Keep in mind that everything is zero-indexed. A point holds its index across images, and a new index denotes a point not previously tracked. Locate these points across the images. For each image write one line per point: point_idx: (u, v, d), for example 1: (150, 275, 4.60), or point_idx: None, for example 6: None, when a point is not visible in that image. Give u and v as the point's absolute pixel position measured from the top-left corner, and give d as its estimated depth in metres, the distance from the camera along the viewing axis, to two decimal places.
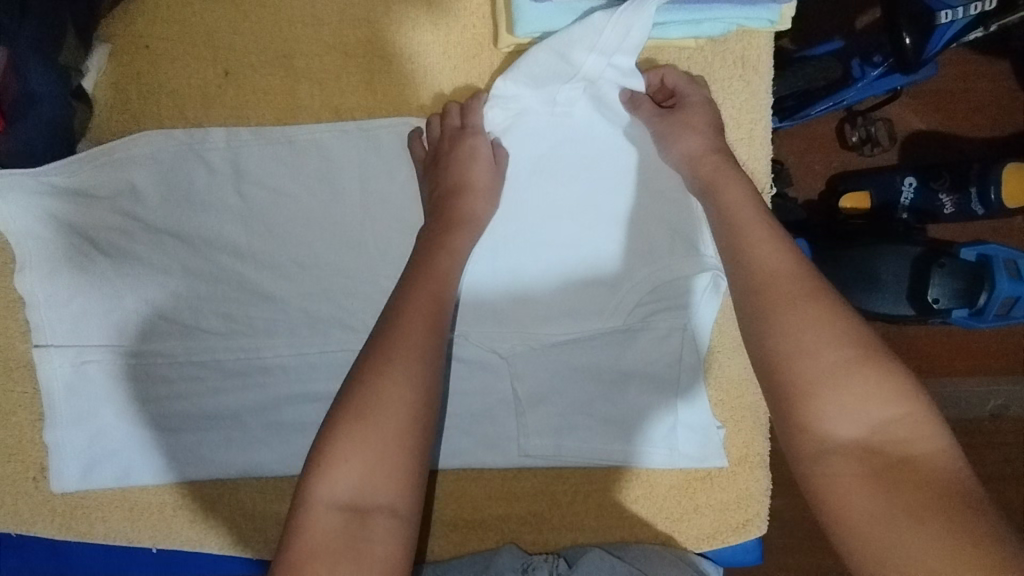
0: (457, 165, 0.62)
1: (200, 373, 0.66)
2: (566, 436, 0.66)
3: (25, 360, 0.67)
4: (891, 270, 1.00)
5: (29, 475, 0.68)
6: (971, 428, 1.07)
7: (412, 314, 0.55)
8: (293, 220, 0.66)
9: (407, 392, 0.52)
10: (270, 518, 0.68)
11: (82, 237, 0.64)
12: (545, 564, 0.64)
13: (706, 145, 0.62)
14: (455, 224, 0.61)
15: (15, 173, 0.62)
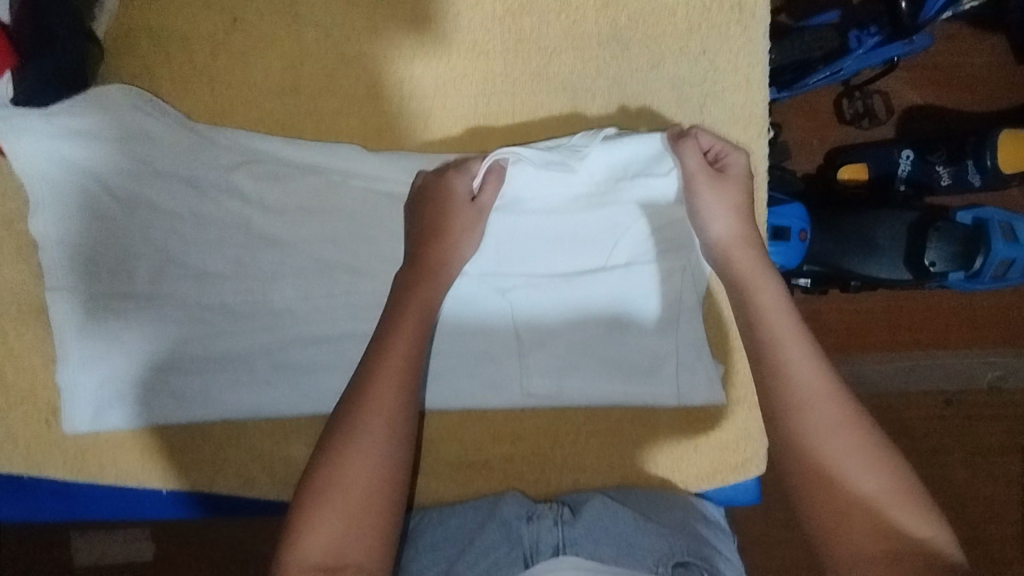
0: (442, 210, 0.63)
1: (208, 315, 0.68)
2: (570, 375, 0.68)
3: (38, 303, 0.69)
4: (886, 233, 1.01)
5: (41, 418, 0.69)
6: (968, 397, 1.08)
7: (380, 376, 0.57)
8: (298, 182, 0.67)
9: (371, 456, 0.55)
10: (279, 459, 0.70)
11: (94, 188, 0.66)
12: (549, 513, 0.63)
13: (741, 230, 0.64)
14: (434, 275, 0.63)
15: (30, 114, 0.64)
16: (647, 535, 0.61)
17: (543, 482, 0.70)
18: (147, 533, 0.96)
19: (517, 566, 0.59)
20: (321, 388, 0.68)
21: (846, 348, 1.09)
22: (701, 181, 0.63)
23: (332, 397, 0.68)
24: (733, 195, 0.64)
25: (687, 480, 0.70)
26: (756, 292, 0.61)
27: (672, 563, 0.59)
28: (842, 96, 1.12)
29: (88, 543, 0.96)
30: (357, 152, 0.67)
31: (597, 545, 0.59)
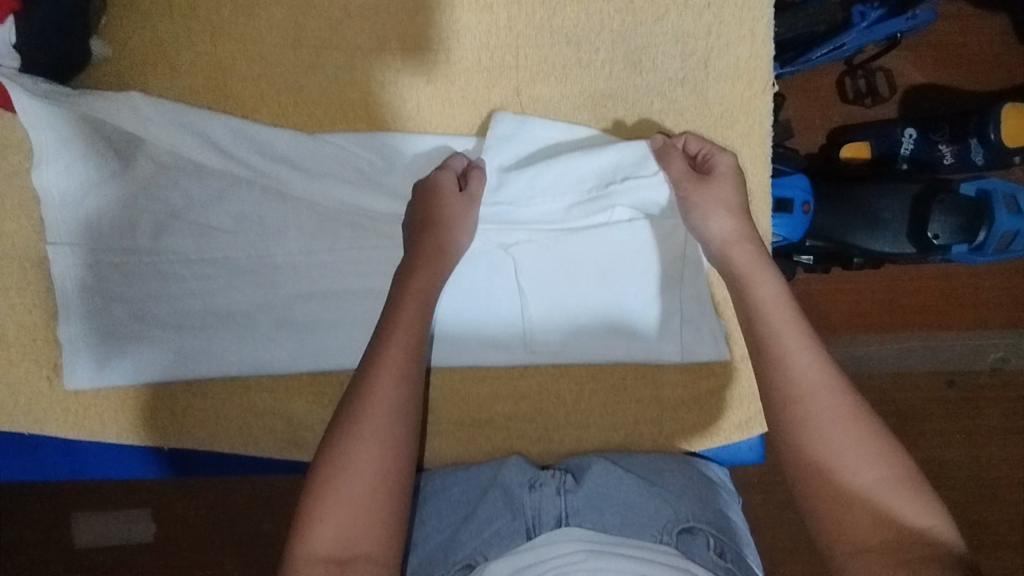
0: (430, 206, 0.63)
1: (211, 271, 0.68)
2: (577, 333, 0.68)
3: (40, 258, 0.68)
4: (889, 208, 0.98)
5: (42, 374, 0.69)
6: (970, 380, 1.05)
7: (381, 368, 0.57)
8: (300, 153, 0.66)
9: (376, 446, 0.55)
10: (280, 417, 0.70)
11: (93, 148, 0.66)
12: (552, 481, 0.63)
13: (735, 228, 0.64)
14: (432, 267, 0.63)
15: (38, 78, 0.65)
16: (651, 502, 0.61)
17: (544, 441, 0.70)
18: (149, 514, 0.96)
19: (520, 535, 0.59)
20: (323, 343, 0.68)
21: (848, 326, 1.06)
22: (686, 188, 0.64)
23: (335, 352, 0.68)
24: (724, 196, 0.64)
25: (689, 438, 0.70)
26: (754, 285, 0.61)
27: (678, 529, 0.60)
28: (845, 76, 1.10)
29: (89, 524, 0.96)
30: (349, 149, 0.66)
31: (600, 515, 0.60)
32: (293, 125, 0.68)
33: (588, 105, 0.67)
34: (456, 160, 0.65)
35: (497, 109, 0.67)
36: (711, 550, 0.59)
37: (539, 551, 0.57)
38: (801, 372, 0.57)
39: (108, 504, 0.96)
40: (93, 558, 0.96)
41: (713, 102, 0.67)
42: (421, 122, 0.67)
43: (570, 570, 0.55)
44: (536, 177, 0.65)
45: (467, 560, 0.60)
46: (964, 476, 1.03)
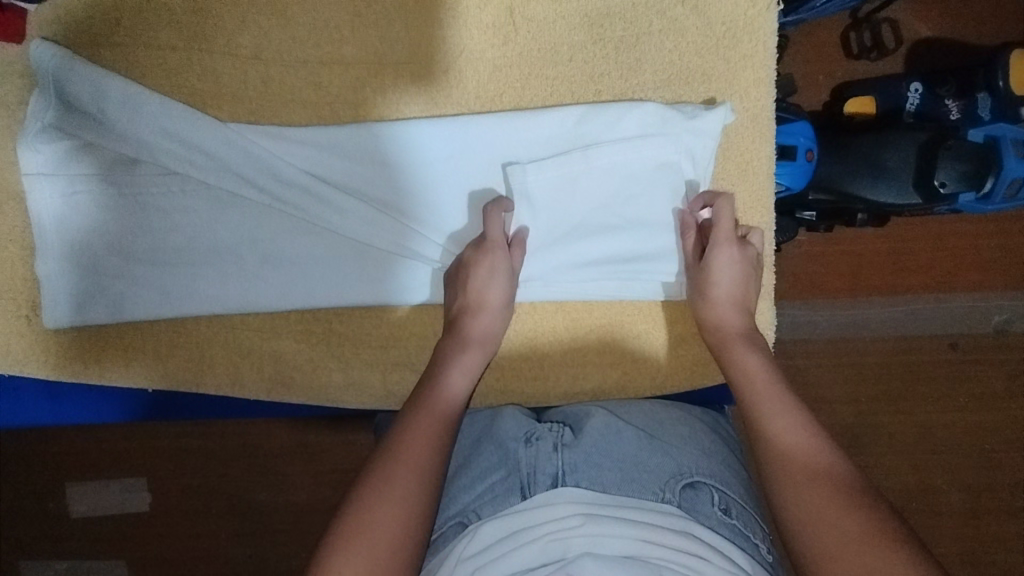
0: (475, 283, 0.61)
1: (194, 204, 0.65)
2: (581, 273, 0.65)
3: (16, 190, 0.66)
4: (897, 155, 0.85)
5: (21, 313, 0.67)
6: (974, 344, 0.97)
7: (407, 448, 0.52)
8: (329, 174, 0.64)
9: (393, 513, 0.49)
10: (267, 355, 0.67)
11: (79, 104, 0.62)
12: (549, 436, 0.59)
13: (731, 316, 0.62)
14: (467, 343, 0.61)
15: (47, 45, 0.62)
16: (652, 457, 0.58)
17: (541, 383, 0.68)
18: (143, 485, 0.94)
19: (515, 493, 0.55)
20: (312, 283, 0.65)
21: (851, 290, 0.97)
22: (696, 272, 0.63)
23: (325, 291, 0.65)
24: (728, 285, 0.62)
25: (689, 376, 0.68)
26: (740, 366, 0.59)
27: (680, 486, 0.56)
28: (850, 28, 0.98)
29: (79, 496, 0.95)
30: (390, 170, 0.64)
31: (599, 472, 0.56)
32: (277, 48, 0.65)
33: (584, 25, 0.64)
34: (493, 228, 0.61)
35: (488, 31, 0.64)
36: (715, 506, 0.56)
37: (531, 514, 0.52)
38: (791, 452, 0.52)
39: (99, 477, 0.94)
40: (87, 528, 0.95)
41: (714, 22, 0.64)
42: (412, 45, 0.64)
43: (564, 535, 0.50)
44: (563, 268, 0.65)
45: (459, 517, 0.57)
46: (969, 444, 0.96)
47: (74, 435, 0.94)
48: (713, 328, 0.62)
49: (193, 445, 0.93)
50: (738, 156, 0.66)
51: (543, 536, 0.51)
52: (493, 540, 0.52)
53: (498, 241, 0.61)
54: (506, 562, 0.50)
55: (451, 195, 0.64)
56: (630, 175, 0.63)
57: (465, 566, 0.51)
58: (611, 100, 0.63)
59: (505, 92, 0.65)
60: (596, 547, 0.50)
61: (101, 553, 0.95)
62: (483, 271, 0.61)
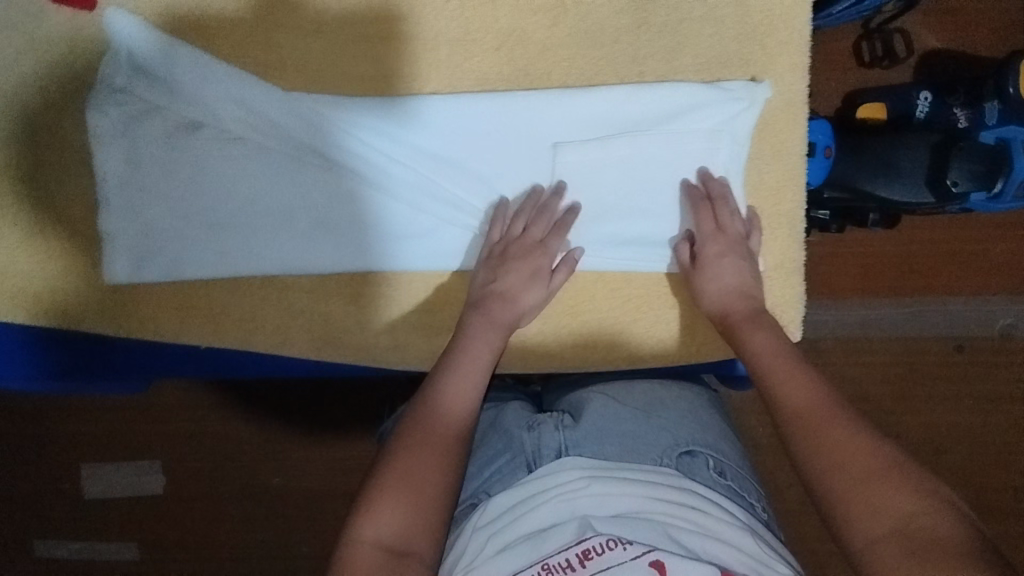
0: (516, 282, 0.64)
1: (252, 169, 0.68)
2: (620, 244, 0.68)
3: (82, 153, 0.69)
4: (910, 155, 0.89)
5: (82, 270, 0.70)
6: (978, 347, 1.00)
7: (443, 398, 0.58)
8: (384, 140, 0.67)
9: (438, 453, 0.54)
10: (317, 317, 0.70)
11: (150, 70, 0.66)
12: (549, 420, 0.63)
13: (744, 283, 0.65)
14: (502, 324, 0.64)
15: (124, 13, 0.66)
16: (651, 430, 0.62)
17: (575, 356, 0.70)
18: (158, 467, 0.96)
19: (521, 469, 0.59)
20: (361, 246, 0.68)
21: (861, 290, 1.01)
22: (710, 246, 0.65)
23: (376, 254, 0.68)
24: (737, 262, 0.65)
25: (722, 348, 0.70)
26: (756, 346, 0.61)
27: (678, 452, 0.61)
28: (861, 39, 1.02)
29: (95, 476, 0.97)
30: (444, 139, 0.67)
31: (601, 447, 0.60)
32: (336, 22, 0.67)
33: (630, 9, 0.67)
34: (551, 242, 0.66)
35: (539, 12, 0.67)
36: (710, 469, 0.61)
37: (543, 480, 0.57)
38: (824, 433, 0.52)
39: (113, 460, 0.97)
40: (100, 509, 0.97)
41: (753, 9, 0.67)
42: (465, 24, 0.67)
43: (573, 496, 0.55)
44: (601, 249, 0.68)
45: (472, 498, 0.61)
46: (970, 444, 1.00)
47: (91, 417, 0.97)
48: (718, 314, 0.65)
49: (211, 427, 0.96)
50: (775, 135, 0.68)
51: (554, 498, 0.55)
52: (505, 508, 0.56)
53: (552, 253, 0.65)
54: (522, 524, 0.54)
55: (501, 161, 0.67)
56: (669, 139, 0.66)
57: (481, 533, 0.55)
58: (652, 80, 0.67)
59: (552, 70, 0.67)
60: (602, 506, 0.54)
61: (112, 536, 0.97)
62: (525, 272, 0.65)
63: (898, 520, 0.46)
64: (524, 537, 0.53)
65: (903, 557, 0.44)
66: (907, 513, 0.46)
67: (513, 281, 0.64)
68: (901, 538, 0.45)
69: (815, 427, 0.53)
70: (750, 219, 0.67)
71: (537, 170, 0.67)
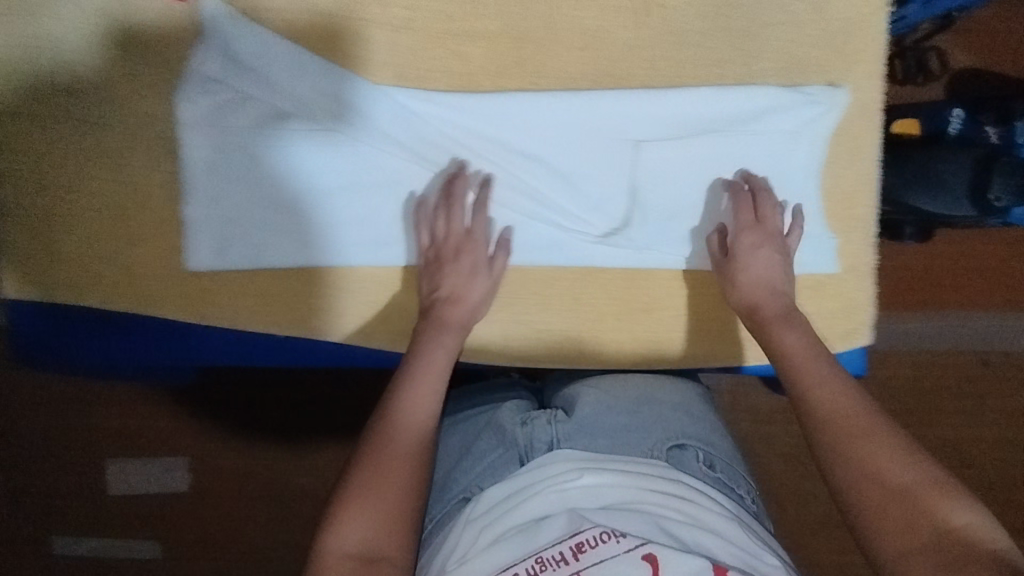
0: (457, 279, 0.66)
1: (336, 160, 0.68)
2: (697, 242, 0.69)
3: (168, 140, 0.69)
4: (950, 168, 0.88)
5: (162, 256, 0.70)
6: (1014, 362, 1.00)
7: (401, 404, 0.58)
8: (469, 135, 0.68)
9: (399, 460, 0.55)
10: (393, 308, 0.71)
11: (243, 60, 0.66)
12: (543, 415, 0.64)
13: (772, 278, 0.66)
14: (453, 324, 0.65)
15: (220, 4, 0.67)
16: (642, 425, 0.64)
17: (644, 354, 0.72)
18: (184, 464, 0.97)
19: (513, 461, 0.61)
20: (441, 239, 0.70)
21: (900, 300, 1.01)
22: (745, 239, 0.66)
23: None
24: (773, 258, 0.66)
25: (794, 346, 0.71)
26: (786, 342, 0.62)
27: (667, 445, 0.63)
28: (894, 57, 1.04)
29: (119, 472, 0.98)
30: (528, 135, 0.68)
31: (592, 440, 0.61)
32: (424, 18, 0.68)
33: (711, 13, 0.68)
34: (479, 230, 0.67)
35: (622, 14, 0.68)
36: (700, 462, 0.63)
37: (533, 473, 0.58)
38: (857, 444, 0.53)
39: (138, 457, 0.97)
40: (123, 505, 0.98)
41: (832, 18, 0.68)
42: (550, 23, 0.69)
43: (568, 486, 0.56)
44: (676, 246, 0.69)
45: (462, 493, 0.61)
46: (1001, 459, 1.01)
47: (118, 413, 0.97)
48: (747, 310, 0.66)
49: (239, 427, 0.96)
50: (850, 140, 0.69)
51: (548, 490, 0.56)
52: (497, 500, 0.57)
53: (484, 241, 0.67)
54: (516, 516, 0.54)
55: (582, 158, 0.69)
56: (749, 141, 0.68)
57: (474, 524, 0.55)
58: (732, 82, 0.68)
59: (634, 72, 0.69)
60: (597, 497, 0.56)
61: (135, 532, 0.99)
62: (466, 268, 0.67)
63: (928, 532, 0.48)
64: (517, 528, 0.54)
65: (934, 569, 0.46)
66: (938, 524, 0.48)
67: (456, 278, 0.66)
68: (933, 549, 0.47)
69: (844, 436, 0.54)
70: (793, 218, 0.68)
71: (617, 166, 0.69)
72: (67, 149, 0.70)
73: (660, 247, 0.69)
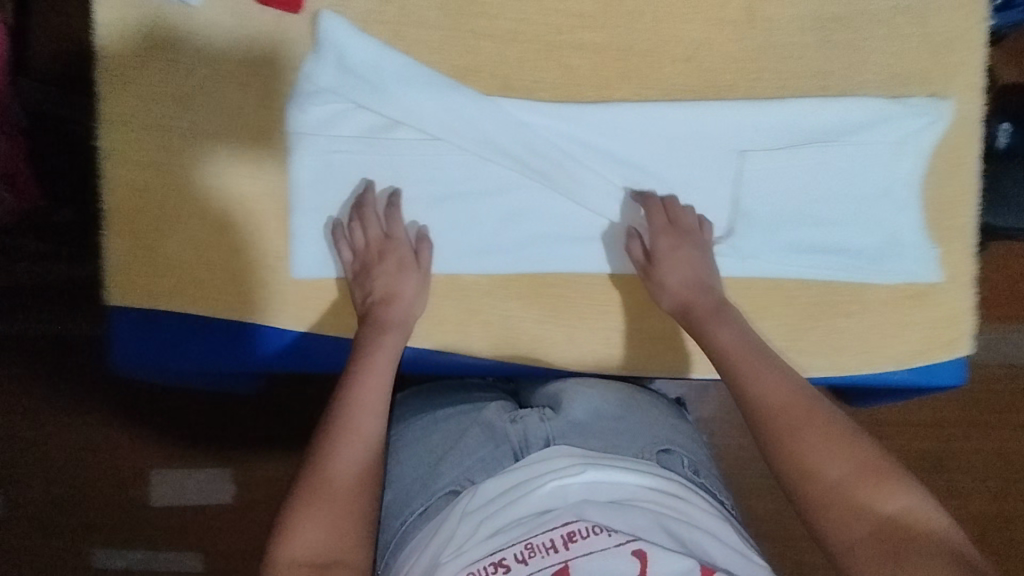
0: (384, 279, 0.67)
1: (444, 170, 0.69)
2: (803, 251, 0.70)
3: (277, 150, 0.69)
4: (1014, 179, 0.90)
5: (267, 264, 0.69)
6: None
7: (349, 414, 0.62)
8: (577, 146, 0.69)
9: (344, 470, 0.59)
10: (497, 317, 0.71)
11: (358, 71, 0.67)
12: (534, 412, 0.68)
13: (699, 278, 0.68)
14: (387, 325, 0.67)
15: (336, 16, 0.67)
16: (628, 429, 0.68)
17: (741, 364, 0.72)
18: (228, 477, 1.07)
19: (507, 458, 0.64)
20: (546, 248, 0.70)
21: None
22: (665, 239, 0.67)
23: (562, 256, 0.70)
24: (695, 254, 0.68)
25: (894, 355, 0.71)
26: (722, 341, 0.65)
27: (656, 449, 0.67)
28: None
29: (168, 484, 1.08)
30: (636, 145, 0.69)
31: (585, 438, 0.65)
32: (533, 30, 0.69)
33: (816, 26, 0.69)
34: (396, 231, 0.68)
35: (727, 26, 0.69)
36: (685, 467, 0.67)
37: (534, 467, 0.60)
38: (799, 439, 0.58)
39: (184, 469, 1.08)
40: (167, 517, 1.09)
41: (934, 31, 0.70)
42: (656, 34, 0.69)
43: (565, 482, 0.58)
44: (780, 256, 0.70)
45: (450, 485, 0.63)
46: None
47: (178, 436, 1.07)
48: (680, 310, 0.68)
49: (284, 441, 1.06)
50: (951, 151, 0.70)
51: (550, 484, 0.58)
52: (496, 493, 0.59)
53: (402, 241, 0.68)
54: (510, 512, 0.57)
55: (688, 168, 0.69)
56: (855, 152, 0.69)
57: (471, 517, 0.57)
58: (839, 93, 0.69)
59: (738, 83, 0.70)
60: (593, 493, 0.58)
61: (179, 543, 1.09)
62: (391, 268, 0.67)
63: (868, 522, 0.54)
64: (513, 522, 0.56)
65: (876, 558, 0.52)
66: (880, 513, 0.54)
67: (386, 279, 0.67)
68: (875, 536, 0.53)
69: (789, 431, 0.59)
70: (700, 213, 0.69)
71: (724, 177, 0.69)
72: (165, 154, 0.68)
73: (764, 256, 0.70)
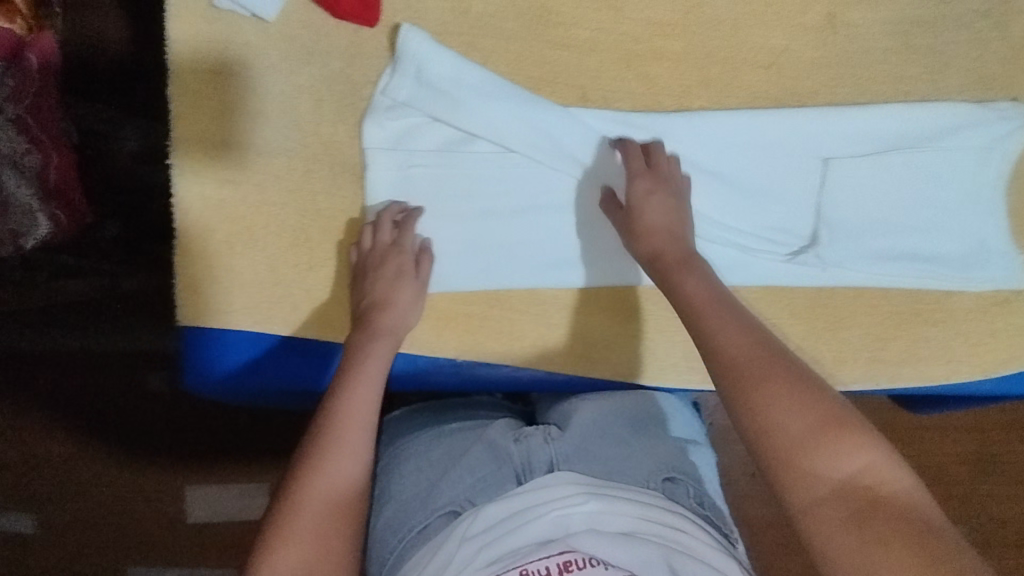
0: (383, 284, 0.64)
1: (520, 182, 0.68)
2: (889, 259, 0.68)
3: (353, 164, 0.68)
4: None
5: (343, 281, 0.68)
6: None
7: (338, 427, 0.58)
8: None
9: (331, 488, 0.55)
10: (577, 331, 0.70)
11: (436, 84, 0.66)
12: (537, 433, 0.64)
13: (676, 228, 0.63)
14: (376, 332, 0.63)
15: (416, 31, 0.66)
16: (634, 457, 0.64)
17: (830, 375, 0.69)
18: (265, 490, 1.03)
19: (510, 481, 0.61)
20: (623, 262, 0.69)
21: None
22: (642, 183, 0.64)
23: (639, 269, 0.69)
24: (668, 201, 0.64)
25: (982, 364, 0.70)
26: (689, 290, 0.59)
27: (661, 477, 0.63)
28: None
29: (200, 498, 1.03)
30: (717, 154, 0.68)
31: (585, 464, 0.62)
32: (612, 39, 0.69)
33: (896, 32, 0.69)
34: (404, 239, 0.65)
35: (807, 33, 0.68)
36: (690, 498, 0.63)
37: (534, 494, 0.58)
38: (765, 393, 0.51)
39: (215, 482, 1.03)
40: (198, 533, 1.03)
41: (1015, 36, 0.69)
42: (737, 42, 0.69)
43: (570, 510, 0.56)
44: (866, 263, 0.68)
45: (450, 506, 0.60)
46: None
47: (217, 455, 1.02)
48: (651, 258, 0.63)
49: None
50: None
51: (552, 513, 0.56)
52: (494, 520, 0.56)
53: (407, 248, 0.65)
54: (511, 539, 0.54)
55: (771, 176, 0.68)
56: (938, 158, 0.68)
57: (469, 544, 0.55)
58: (921, 99, 0.68)
59: (819, 89, 0.69)
60: (598, 523, 0.55)
61: (209, 560, 1.03)
62: (390, 274, 0.64)
63: (835, 483, 0.47)
64: (510, 551, 0.54)
65: (842, 520, 0.45)
66: (844, 473, 0.47)
67: (386, 273, 0.64)
68: (842, 500, 0.46)
69: (753, 385, 0.51)
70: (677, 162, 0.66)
71: (807, 185, 0.68)
72: (239, 170, 0.67)
73: (850, 265, 0.68)
